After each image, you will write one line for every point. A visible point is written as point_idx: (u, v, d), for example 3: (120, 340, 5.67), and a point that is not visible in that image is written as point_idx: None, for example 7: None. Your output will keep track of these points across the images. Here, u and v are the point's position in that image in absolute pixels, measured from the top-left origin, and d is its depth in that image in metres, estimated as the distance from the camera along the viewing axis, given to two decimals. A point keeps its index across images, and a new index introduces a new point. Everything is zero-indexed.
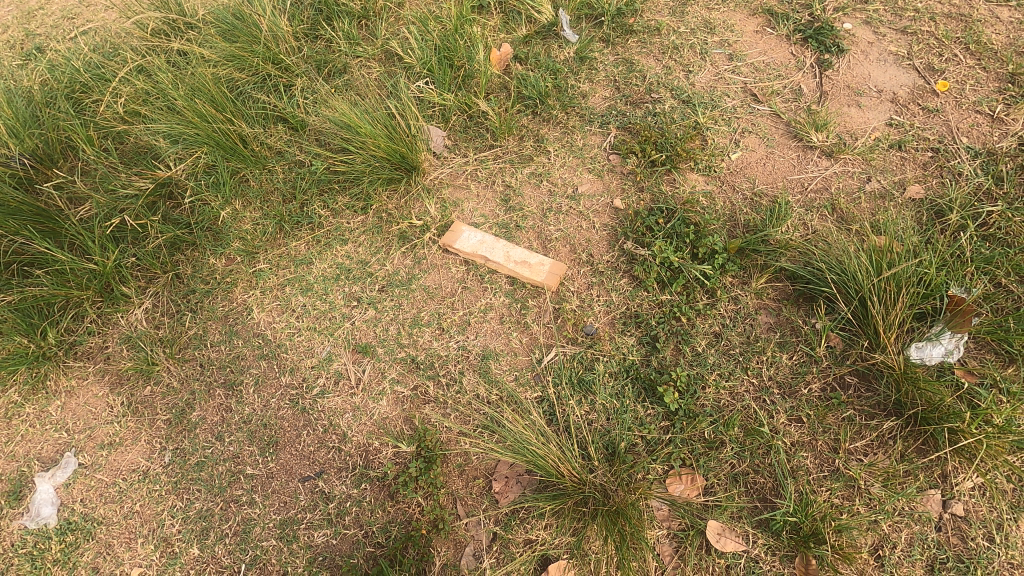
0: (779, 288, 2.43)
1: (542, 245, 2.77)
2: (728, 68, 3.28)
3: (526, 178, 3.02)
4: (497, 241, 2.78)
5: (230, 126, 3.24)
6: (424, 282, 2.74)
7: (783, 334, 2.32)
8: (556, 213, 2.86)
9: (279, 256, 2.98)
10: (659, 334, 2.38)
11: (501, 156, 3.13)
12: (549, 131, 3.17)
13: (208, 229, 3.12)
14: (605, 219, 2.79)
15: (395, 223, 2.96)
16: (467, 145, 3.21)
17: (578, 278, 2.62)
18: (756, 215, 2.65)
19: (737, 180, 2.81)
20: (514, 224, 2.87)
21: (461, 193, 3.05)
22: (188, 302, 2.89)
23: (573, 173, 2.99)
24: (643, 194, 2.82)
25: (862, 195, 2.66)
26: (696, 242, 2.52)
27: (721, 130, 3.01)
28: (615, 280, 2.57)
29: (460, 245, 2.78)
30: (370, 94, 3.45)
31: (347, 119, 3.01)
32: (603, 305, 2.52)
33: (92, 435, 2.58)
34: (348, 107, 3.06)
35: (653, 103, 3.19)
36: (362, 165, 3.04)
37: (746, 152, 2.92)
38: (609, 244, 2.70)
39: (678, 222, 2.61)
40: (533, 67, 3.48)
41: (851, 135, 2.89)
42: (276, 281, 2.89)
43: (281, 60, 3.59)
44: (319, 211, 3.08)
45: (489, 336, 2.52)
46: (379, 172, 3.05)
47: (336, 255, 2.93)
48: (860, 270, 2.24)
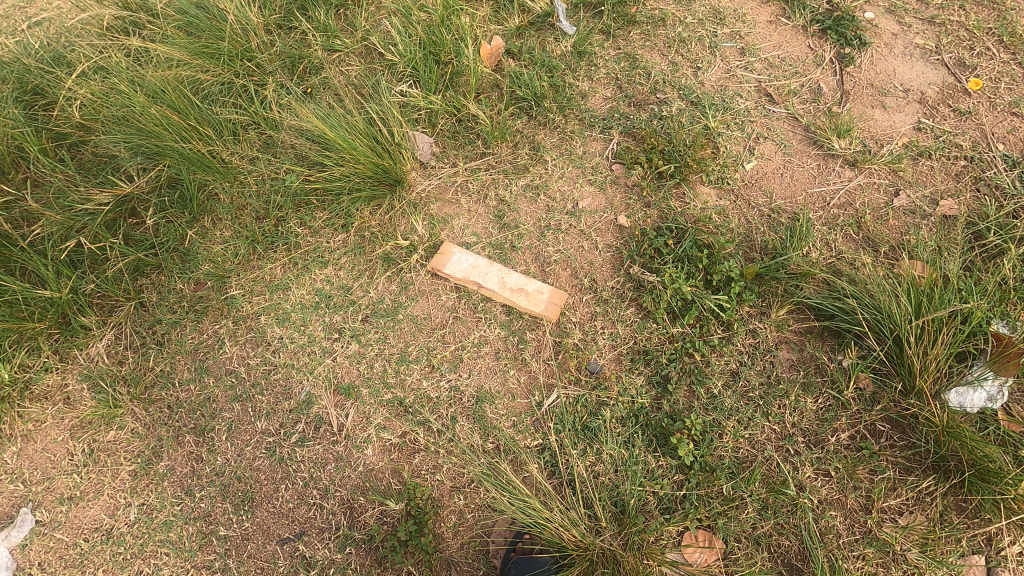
0: (803, 320, 2.21)
1: (540, 268, 2.53)
2: (740, 64, 2.99)
3: (521, 191, 2.76)
4: (491, 264, 2.53)
5: (195, 134, 2.94)
6: (412, 312, 2.50)
7: (807, 373, 2.11)
8: (555, 232, 2.61)
9: (252, 281, 2.71)
10: (670, 374, 2.17)
11: (493, 166, 2.86)
12: (545, 137, 2.90)
13: (175, 250, 2.85)
14: (608, 239, 2.55)
15: (378, 244, 2.70)
16: (456, 153, 2.93)
17: (580, 307, 2.39)
18: (774, 235, 2.42)
19: (753, 194, 2.57)
20: (509, 244, 2.62)
21: (451, 208, 2.79)
22: (154, 333, 2.64)
23: (572, 185, 2.73)
24: (650, 210, 2.57)
25: (890, 211, 2.43)
26: (710, 269, 2.30)
27: (734, 136, 2.75)
28: (621, 310, 2.35)
29: (451, 270, 2.53)
30: (349, 98, 3.16)
31: (323, 129, 2.71)
32: (608, 338, 2.30)
33: (51, 488, 2.36)
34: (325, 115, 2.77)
35: (658, 104, 2.91)
36: (341, 180, 2.77)
37: (762, 161, 2.66)
38: (613, 268, 2.46)
39: (690, 245, 2.38)
40: (526, 63, 3.19)
41: (876, 141, 2.64)
42: (249, 310, 2.64)
43: (249, 56, 3.27)
44: (296, 228, 2.81)
45: (483, 375, 2.31)
46: (360, 188, 2.78)
47: (315, 280, 2.67)
48: (894, 303, 2.02)
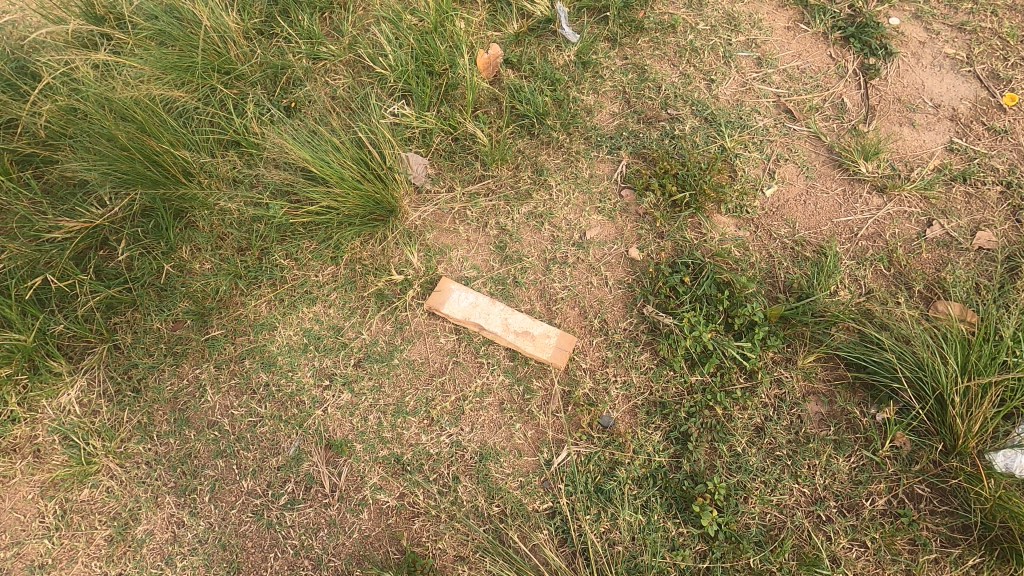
0: (832, 368, 2.05)
1: (546, 307, 2.35)
2: (757, 76, 2.78)
3: (523, 219, 2.56)
4: (493, 303, 2.34)
5: (170, 157, 2.69)
6: (408, 356, 2.32)
7: (838, 429, 1.96)
8: (562, 265, 2.42)
9: (235, 320, 2.52)
10: (690, 430, 2.01)
11: (493, 191, 2.66)
12: (548, 158, 2.69)
13: (151, 285, 2.63)
14: (619, 274, 2.36)
15: (371, 279, 2.50)
16: (453, 175, 2.73)
17: (591, 351, 2.21)
18: (798, 271, 2.24)
19: (774, 224, 2.38)
20: (512, 279, 2.43)
21: (448, 237, 2.59)
22: (130, 379, 2.44)
23: (578, 213, 2.53)
24: (663, 242, 2.38)
25: (922, 244, 2.26)
26: (732, 312, 2.12)
27: (753, 157, 2.55)
28: (635, 356, 2.18)
29: (450, 310, 2.34)
30: (336, 116, 2.94)
31: (308, 155, 2.50)
32: (622, 388, 2.13)
33: (21, 553, 2.19)
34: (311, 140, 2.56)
35: (670, 121, 2.70)
36: (329, 208, 2.55)
37: (783, 186, 2.47)
38: (625, 307, 2.28)
39: (709, 284, 2.20)
40: (527, 74, 2.96)
41: (906, 163, 2.45)
42: (232, 353, 2.45)
43: (226, 67, 3.01)
44: (281, 260, 2.60)
45: (487, 429, 2.13)
46: (350, 217, 2.56)
47: (303, 319, 2.48)
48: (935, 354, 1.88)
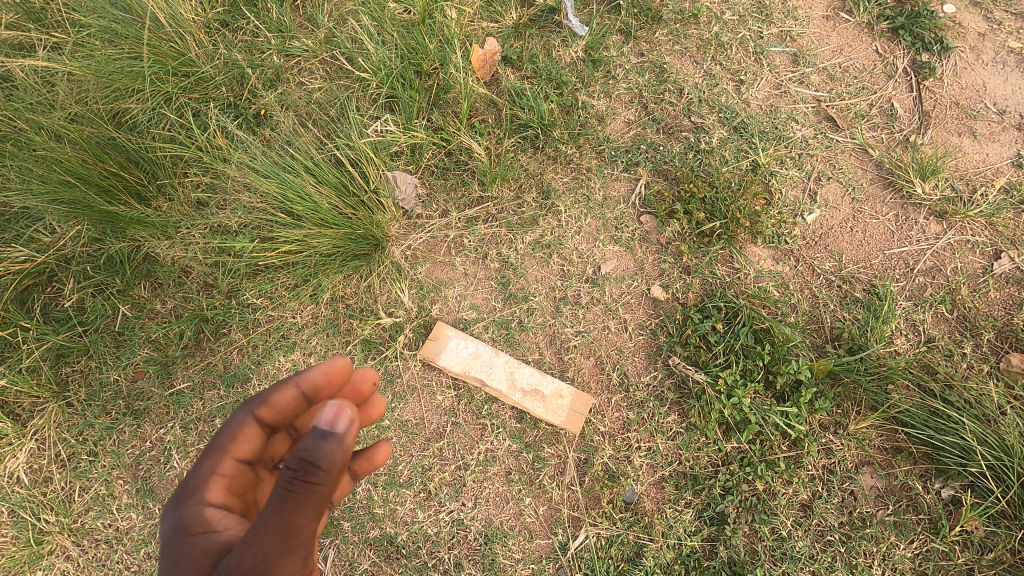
0: (888, 435, 1.79)
1: (556, 356, 2.05)
2: (794, 76, 2.42)
3: (528, 249, 2.24)
4: (496, 354, 2.05)
5: (120, 184, 2.37)
6: (400, 416, 2.04)
7: (897, 509, 1.71)
8: (573, 306, 2.12)
9: (204, 371, 2.22)
10: (726, 509, 1.75)
11: (492, 216, 2.33)
12: (554, 177, 2.35)
13: (105, 330, 2.31)
14: (639, 317, 2.06)
15: (356, 323, 2.20)
16: (446, 197, 2.39)
17: (609, 411, 1.94)
18: (847, 316, 1.95)
19: (817, 256, 2.07)
20: (516, 322, 2.13)
21: (443, 272, 2.27)
22: (85, 442, 2.16)
23: (591, 243, 2.22)
24: (690, 280, 2.08)
25: (990, 282, 1.97)
26: (773, 369, 1.84)
27: (791, 176, 2.22)
28: (660, 418, 1.90)
29: (446, 362, 2.05)
30: (314, 128, 2.59)
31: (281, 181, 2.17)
32: (646, 456, 1.86)
33: None
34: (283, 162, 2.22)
35: (694, 132, 2.36)
36: (303, 244, 2.20)
37: (826, 211, 2.15)
38: (648, 358, 1.99)
39: (746, 333, 1.90)
40: (528, 75, 2.57)
41: (968, 183, 2.13)
42: (201, 411, 2.17)
43: (181, 70, 2.61)
44: (252, 299, 2.28)
45: (492, 505, 1.88)
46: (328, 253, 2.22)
47: (280, 369, 2.19)
48: (1008, 424, 1.68)
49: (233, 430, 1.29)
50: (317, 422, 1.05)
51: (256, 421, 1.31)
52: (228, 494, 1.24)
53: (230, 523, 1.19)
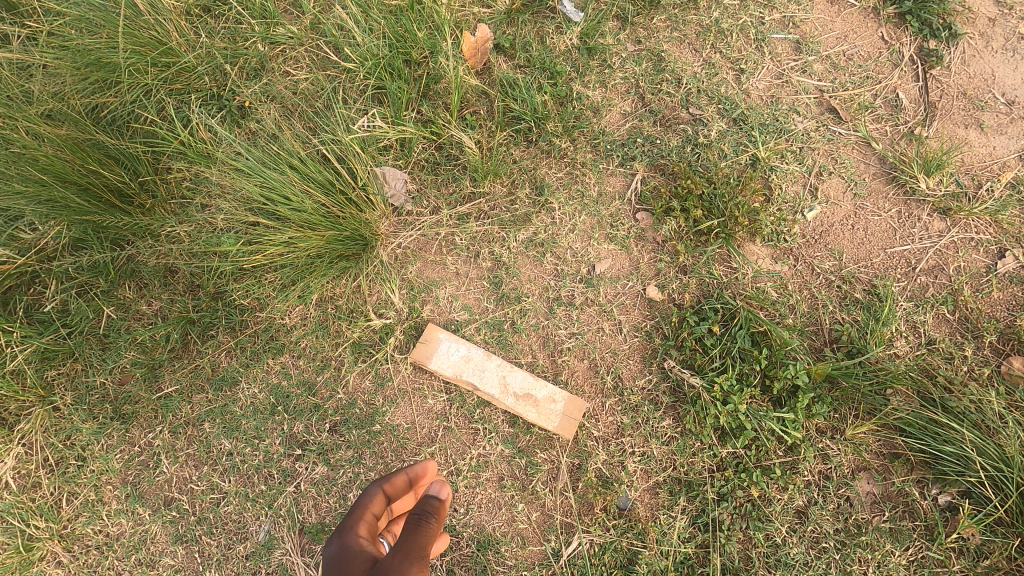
0: (885, 440, 1.76)
1: (549, 359, 2.01)
2: (796, 64, 2.32)
3: (521, 248, 2.19)
4: (488, 357, 2.01)
5: (101, 183, 2.26)
6: (392, 421, 2.02)
7: (892, 515, 1.70)
8: (567, 307, 2.07)
9: (191, 374, 2.18)
10: (720, 516, 1.74)
11: (484, 213, 2.27)
12: (548, 172, 2.28)
13: (90, 332, 2.26)
14: (634, 318, 2.02)
15: (346, 325, 2.16)
16: (436, 193, 2.33)
17: (603, 415, 1.91)
18: (847, 317, 1.91)
19: (817, 255, 2.02)
20: (509, 324, 2.09)
21: (434, 271, 2.22)
22: (73, 446, 2.14)
23: (585, 241, 2.16)
24: (687, 280, 2.03)
25: (993, 281, 1.92)
26: (770, 373, 1.80)
27: (792, 170, 2.15)
28: (655, 422, 1.87)
29: (438, 367, 2.01)
30: (299, 121, 2.49)
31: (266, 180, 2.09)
32: (640, 461, 1.84)
33: None
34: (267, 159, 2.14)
35: (692, 124, 2.28)
36: (287, 245, 2.11)
37: (827, 207, 2.09)
38: (643, 361, 1.95)
39: (743, 336, 1.86)
40: (520, 63, 2.46)
41: (974, 177, 2.07)
42: (190, 414, 2.14)
43: (161, 62, 2.48)
44: (239, 300, 2.23)
45: (485, 511, 1.87)
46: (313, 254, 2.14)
47: (269, 372, 2.15)
48: (1006, 433, 1.64)
49: (367, 499, 1.61)
50: (428, 491, 1.49)
51: (383, 494, 1.63)
52: (369, 536, 1.51)
53: (375, 549, 1.46)
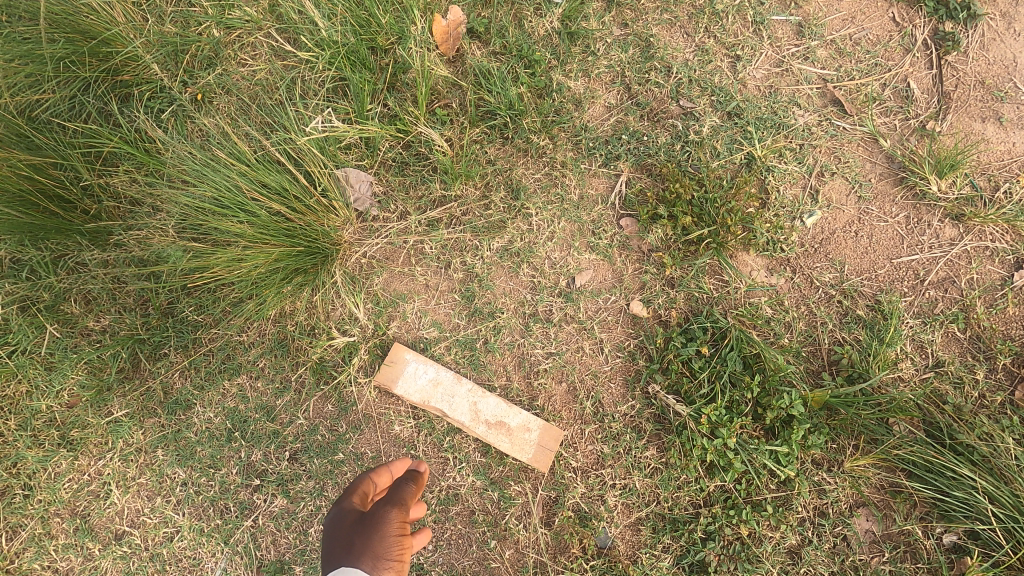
0: (887, 474, 1.61)
1: (525, 381, 1.86)
2: (797, 50, 2.09)
3: (494, 257, 2.01)
4: (459, 381, 1.85)
5: (37, 190, 2.04)
6: (356, 449, 1.89)
7: (892, 556, 1.58)
8: (545, 324, 1.91)
9: (142, 397, 2.03)
10: (706, 557, 1.61)
11: (456, 219, 2.08)
12: (524, 173, 2.08)
13: (31, 349, 2.07)
14: (617, 337, 1.86)
15: (307, 344, 2.00)
16: (404, 196, 2.14)
17: (582, 444, 1.76)
18: (848, 337, 1.75)
19: (817, 266, 1.84)
20: (482, 342, 1.92)
21: (402, 283, 2.05)
22: (17, 475, 2.00)
23: (564, 251, 1.98)
24: (674, 294, 1.86)
25: (1009, 297, 1.76)
26: (763, 402, 1.65)
27: (790, 171, 1.96)
28: (638, 453, 1.72)
29: (405, 391, 1.87)
30: (254, 117, 2.28)
31: (216, 190, 1.91)
32: (621, 495, 1.71)
33: None
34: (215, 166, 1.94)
35: (682, 118, 2.07)
36: (236, 261, 1.92)
37: (829, 212, 1.91)
38: (626, 385, 1.80)
39: (733, 359, 1.70)
40: (495, 50, 2.21)
41: (990, 178, 1.88)
42: (142, 440, 1.99)
43: (100, 52, 2.24)
44: (194, 316, 2.06)
45: (455, 548, 1.75)
46: (266, 270, 1.95)
47: (225, 396, 2.01)
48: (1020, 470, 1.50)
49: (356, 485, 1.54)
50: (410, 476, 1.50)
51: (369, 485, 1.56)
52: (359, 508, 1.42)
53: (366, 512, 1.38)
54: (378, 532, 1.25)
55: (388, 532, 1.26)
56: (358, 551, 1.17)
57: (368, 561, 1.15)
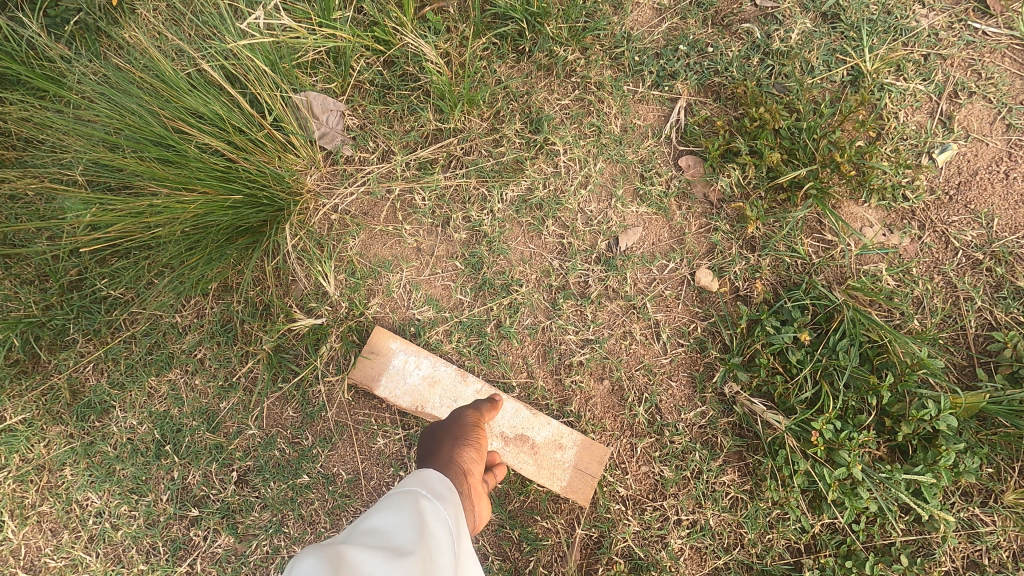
0: None
1: (553, 379, 1.38)
2: None
3: (508, 211, 1.49)
4: (464, 380, 1.36)
5: None
6: (329, 467, 1.42)
7: None
8: (579, 302, 1.41)
9: (40, 399, 1.52)
10: None
11: (456, 161, 1.55)
12: (547, 98, 1.54)
13: None
14: (678, 319, 1.37)
15: (259, 330, 1.49)
16: (386, 131, 1.59)
17: (635, 465, 1.30)
18: (1000, 319, 1.28)
19: (957, 220, 1.34)
20: (494, 325, 1.43)
21: (386, 247, 1.54)
22: None
23: (603, 203, 1.47)
24: (757, 260, 1.37)
25: None
26: (892, 411, 1.18)
27: (914, 92, 1.43)
28: (713, 478, 1.27)
29: (390, 393, 1.38)
30: (185, 26, 1.70)
31: (128, 121, 1.41)
32: (690, 536, 1.25)
33: None
34: (132, 90, 1.44)
35: (761, 21, 1.51)
36: (147, 212, 1.39)
37: (969, 146, 1.39)
38: (692, 385, 1.32)
39: (847, 351, 1.23)
40: None
41: None
42: (42, 457, 1.50)
43: None
44: (109, 292, 1.54)
45: None
46: (189, 222, 1.40)
47: (152, 398, 1.51)
48: None
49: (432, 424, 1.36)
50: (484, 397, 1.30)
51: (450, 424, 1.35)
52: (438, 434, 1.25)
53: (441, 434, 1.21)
54: (452, 426, 1.13)
55: (460, 424, 1.12)
56: (434, 449, 1.07)
57: (443, 453, 1.05)
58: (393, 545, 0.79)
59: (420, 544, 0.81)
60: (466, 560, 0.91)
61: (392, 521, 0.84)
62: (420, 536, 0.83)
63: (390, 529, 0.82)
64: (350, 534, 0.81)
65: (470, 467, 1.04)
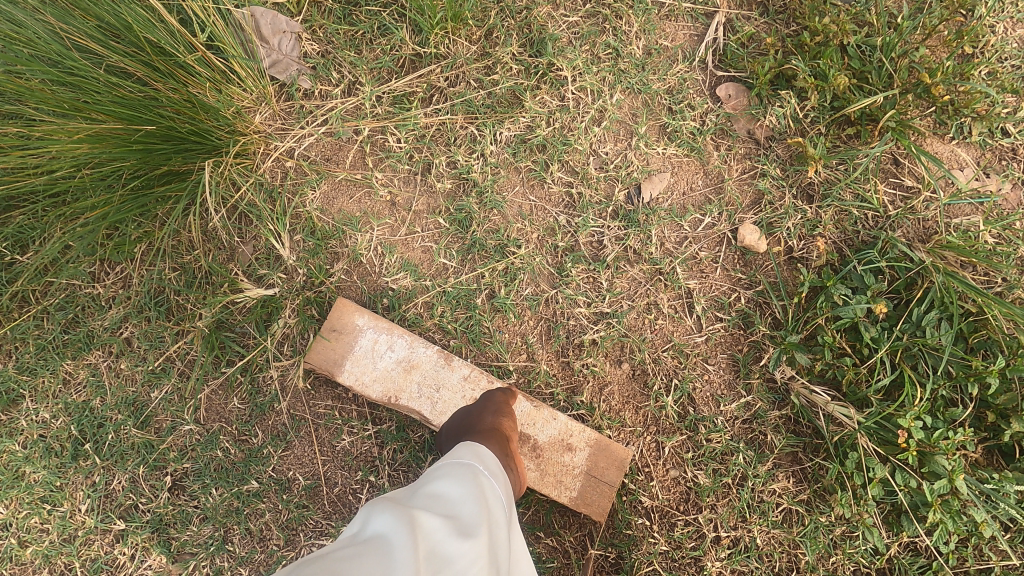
0: None
1: (560, 362, 1.11)
2: None
3: (503, 155, 1.19)
4: (448, 364, 1.09)
5: None
6: (286, 470, 1.16)
7: None
8: (591, 267, 1.13)
9: None
10: None
11: (437, 93, 1.24)
12: (551, 13, 1.22)
13: None
14: (716, 289, 1.10)
15: (196, 303, 1.21)
16: (349, 55, 1.26)
17: (663, 468, 1.05)
18: None
19: None
20: (485, 296, 1.15)
21: (351, 199, 1.23)
22: None
23: (621, 143, 1.17)
24: (816, 215, 1.09)
25: None
26: (997, 403, 0.94)
27: None
28: (759, 484, 1.03)
29: (357, 382, 1.10)
30: None
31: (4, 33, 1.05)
32: (732, 556, 1.01)
33: None
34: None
35: None
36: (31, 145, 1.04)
37: None
38: (734, 370, 1.07)
39: (938, 327, 0.97)
40: None
41: None
42: None
43: None
44: (11, 257, 1.22)
45: None
46: (88, 159, 1.06)
47: (65, 387, 1.22)
48: None
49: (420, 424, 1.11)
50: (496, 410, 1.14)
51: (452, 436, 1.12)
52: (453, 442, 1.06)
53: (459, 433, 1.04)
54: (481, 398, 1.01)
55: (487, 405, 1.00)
56: (465, 429, 0.93)
57: (484, 421, 0.92)
58: (462, 516, 0.67)
59: (486, 519, 0.69)
60: (515, 552, 0.78)
61: (457, 490, 0.71)
62: (484, 513, 0.70)
63: (455, 497, 0.70)
64: (409, 498, 0.68)
65: (510, 438, 0.92)
